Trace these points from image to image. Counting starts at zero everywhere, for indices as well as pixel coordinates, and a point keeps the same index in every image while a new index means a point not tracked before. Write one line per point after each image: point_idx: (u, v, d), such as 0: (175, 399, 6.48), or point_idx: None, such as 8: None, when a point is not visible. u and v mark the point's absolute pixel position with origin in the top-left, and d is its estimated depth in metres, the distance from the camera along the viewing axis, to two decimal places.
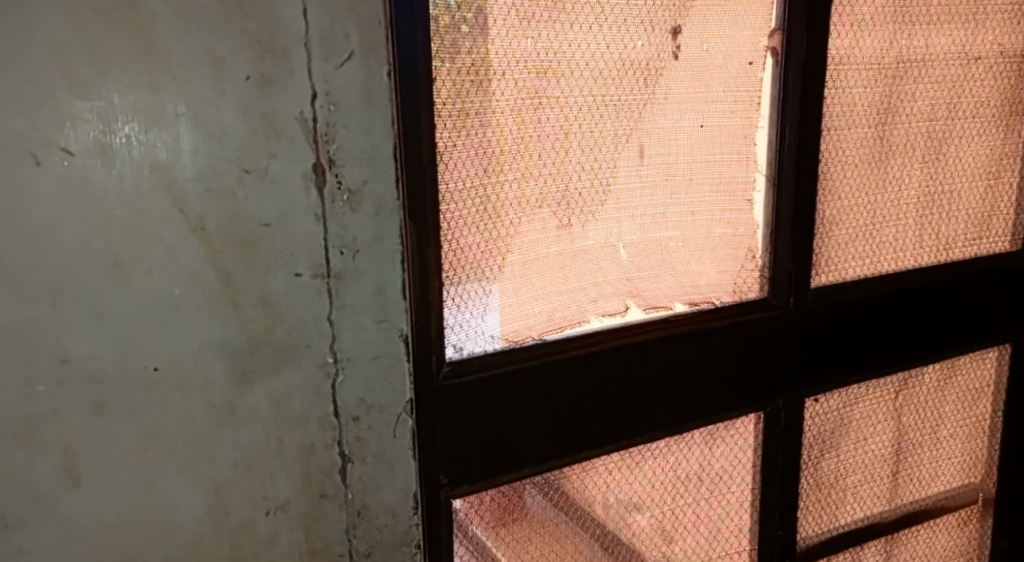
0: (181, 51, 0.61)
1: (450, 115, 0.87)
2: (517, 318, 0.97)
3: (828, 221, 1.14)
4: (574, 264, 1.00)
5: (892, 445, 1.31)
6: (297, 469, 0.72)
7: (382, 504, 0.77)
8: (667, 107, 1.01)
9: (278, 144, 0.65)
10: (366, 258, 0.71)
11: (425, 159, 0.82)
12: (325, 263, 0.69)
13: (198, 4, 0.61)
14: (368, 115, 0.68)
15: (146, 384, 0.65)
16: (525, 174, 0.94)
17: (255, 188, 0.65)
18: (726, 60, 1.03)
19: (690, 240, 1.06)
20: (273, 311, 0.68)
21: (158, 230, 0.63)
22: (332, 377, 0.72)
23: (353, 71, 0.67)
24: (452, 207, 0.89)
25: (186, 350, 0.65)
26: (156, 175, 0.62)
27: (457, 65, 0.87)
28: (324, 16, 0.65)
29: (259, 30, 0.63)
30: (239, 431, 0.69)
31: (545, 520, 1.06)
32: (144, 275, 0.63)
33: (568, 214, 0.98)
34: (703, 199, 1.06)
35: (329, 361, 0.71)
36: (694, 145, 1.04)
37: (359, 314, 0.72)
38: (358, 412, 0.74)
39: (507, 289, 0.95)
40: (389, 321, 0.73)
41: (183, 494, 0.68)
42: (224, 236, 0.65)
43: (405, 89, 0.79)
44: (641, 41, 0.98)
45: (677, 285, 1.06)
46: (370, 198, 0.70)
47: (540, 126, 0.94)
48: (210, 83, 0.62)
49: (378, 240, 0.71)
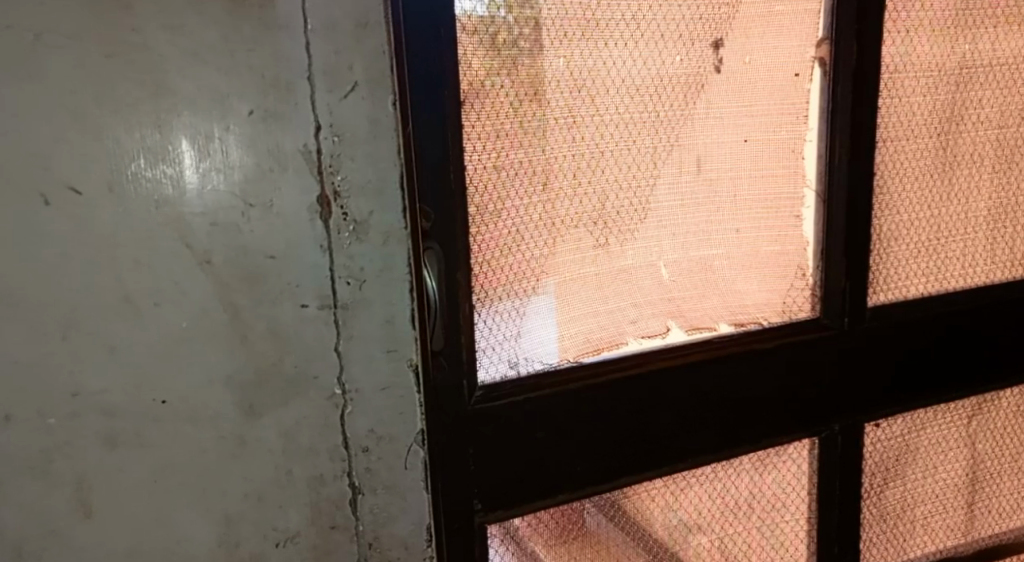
0: (187, 88, 0.62)
1: (480, 136, 0.87)
2: (555, 341, 0.95)
3: (887, 237, 1.08)
4: (613, 284, 0.98)
5: (967, 474, 1.23)
6: (307, 503, 0.72)
7: (395, 537, 0.77)
8: (709, 121, 0.99)
9: (283, 177, 0.66)
10: (375, 289, 0.71)
11: (449, 179, 0.82)
12: (331, 294, 0.69)
13: (205, 42, 0.62)
14: (374, 146, 0.69)
15: (155, 417, 0.66)
16: (557, 195, 0.93)
17: (260, 222, 0.66)
18: (771, 72, 1.00)
19: (734, 258, 1.03)
20: (281, 342, 0.68)
21: (167, 265, 0.64)
22: (341, 408, 0.72)
23: (358, 102, 0.67)
24: (485, 229, 0.89)
25: (194, 382, 0.67)
26: (163, 210, 0.63)
27: (487, 85, 0.87)
28: (329, 49, 0.66)
29: (263, 65, 0.64)
30: (248, 463, 0.70)
31: (603, 539, 1.04)
32: (153, 309, 0.65)
33: (604, 233, 0.96)
34: (749, 216, 1.03)
35: (338, 393, 0.71)
36: (739, 160, 1.01)
37: (368, 345, 0.72)
38: (368, 443, 0.74)
39: (543, 310, 0.94)
40: (399, 351, 0.73)
41: (193, 526, 0.69)
42: (231, 270, 0.66)
43: (430, 112, 0.80)
44: (680, 57, 0.96)
45: (721, 305, 1.03)
46: (376, 228, 0.70)
47: (573, 144, 0.93)
48: (213, 119, 0.63)
49: (386, 271, 0.71)
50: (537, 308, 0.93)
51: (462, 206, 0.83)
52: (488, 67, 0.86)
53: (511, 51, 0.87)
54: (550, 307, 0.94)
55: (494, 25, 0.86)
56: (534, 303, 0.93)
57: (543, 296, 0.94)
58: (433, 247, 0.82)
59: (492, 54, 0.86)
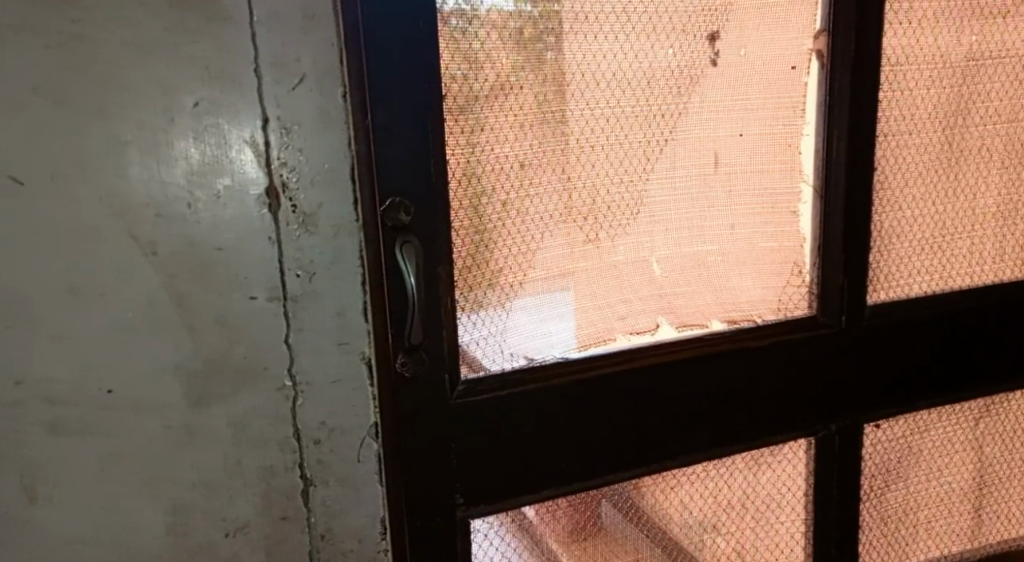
0: (131, 84, 0.67)
1: (464, 129, 0.87)
2: (546, 337, 0.95)
3: (889, 234, 1.06)
4: (603, 280, 0.97)
5: (974, 478, 1.21)
6: (257, 493, 0.78)
7: (348, 530, 0.82)
8: (702, 115, 0.97)
9: (230, 170, 0.71)
10: (324, 280, 0.76)
11: (429, 170, 0.81)
12: (281, 286, 0.74)
13: (148, 37, 0.67)
14: (323, 137, 0.73)
15: (101, 404, 0.72)
16: (545, 189, 0.92)
17: (207, 212, 0.71)
18: (767, 65, 0.98)
19: (728, 254, 1.01)
20: (230, 331, 0.74)
21: (114, 256, 0.69)
22: (291, 400, 0.77)
23: (305, 94, 0.72)
24: (469, 224, 0.89)
25: (141, 371, 0.72)
26: (110, 200, 0.68)
27: (471, 78, 0.86)
28: (276, 42, 0.70)
29: (208, 59, 0.69)
30: (196, 451, 0.75)
31: (620, 533, 1.03)
32: (99, 298, 0.70)
33: (594, 228, 0.95)
34: (744, 211, 1.01)
35: (288, 385, 0.76)
36: (734, 154, 1.00)
37: (318, 336, 0.77)
38: (319, 434, 0.79)
39: (530, 306, 0.94)
40: (350, 343, 0.78)
41: (141, 514, 0.75)
42: (177, 261, 0.71)
43: (410, 104, 0.78)
44: (673, 50, 0.94)
45: (715, 301, 1.01)
46: (326, 221, 0.74)
47: (560, 139, 0.92)
48: (159, 113, 0.68)
49: (335, 263, 0.76)
50: (524, 304, 0.93)
51: (442, 200, 0.82)
52: (515, 62, 0.88)
53: (497, 43, 0.87)
54: (539, 303, 0.94)
55: (521, 19, 0.87)
56: (520, 299, 0.93)
57: (531, 291, 0.93)
58: (411, 241, 0.80)
59: (518, 49, 0.88)
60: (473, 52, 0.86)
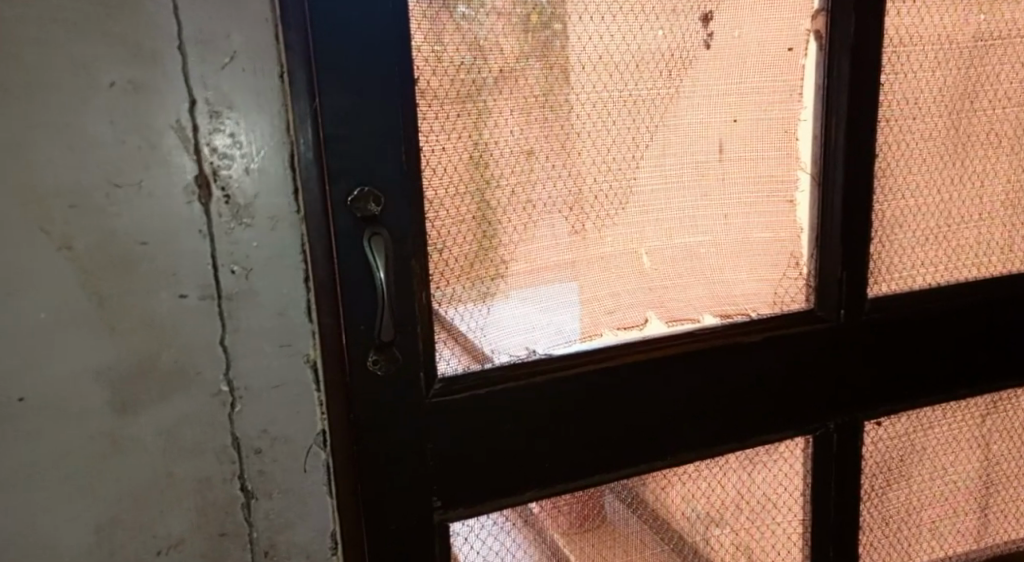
0: (38, 63, 0.64)
1: (438, 115, 0.82)
2: (541, 332, 0.91)
3: (891, 222, 1.01)
4: (589, 273, 0.92)
5: (980, 477, 1.16)
6: (192, 508, 0.75)
7: (294, 544, 0.80)
8: (694, 100, 0.93)
9: (154, 156, 0.68)
10: (261, 276, 0.73)
11: (402, 157, 0.77)
12: (214, 284, 0.72)
13: (56, 9, 0.64)
14: (258, 118, 0.71)
15: (10, 415, 0.68)
16: (527, 176, 0.88)
17: (129, 202, 0.68)
18: (761, 47, 0.93)
19: (721, 246, 0.97)
20: (158, 332, 0.71)
21: (25, 251, 0.66)
22: (229, 406, 0.75)
23: (236, 72, 0.69)
24: (446, 215, 0.84)
25: (61, 375, 0.69)
26: (20, 188, 0.65)
27: (445, 61, 0.82)
28: (202, 18, 0.67)
29: (126, 34, 0.66)
30: (124, 462, 0.72)
31: (620, 525, 0.99)
32: (8, 297, 0.67)
33: (580, 218, 0.91)
34: (737, 200, 0.97)
35: (224, 390, 0.74)
36: (727, 140, 0.95)
37: (257, 338, 0.74)
38: (260, 444, 0.76)
39: (513, 305, 0.89)
40: (292, 345, 0.76)
41: (64, 528, 0.72)
42: (96, 256, 0.68)
43: (378, 88, 0.74)
44: (663, 31, 0.90)
45: (707, 295, 0.97)
46: (264, 212, 0.72)
47: (542, 124, 0.87)
48: (73, 94, 0.65)
49: (274, 258, 0.73)
50: (515, 299, 0.89)
51: (415, 189, 0.78)
52: (521, 51, 0.85)
53: (472, 24, 0.82)
54: (531, 298, 0.90)
55: (528, 6, 0.84)
56: (512, 293, 0.89)
57: (519, 285, 0.89)
58: (383, 232, 0.77)
59: (525, 36, 0.84)
60: (462, 34, 0.82)
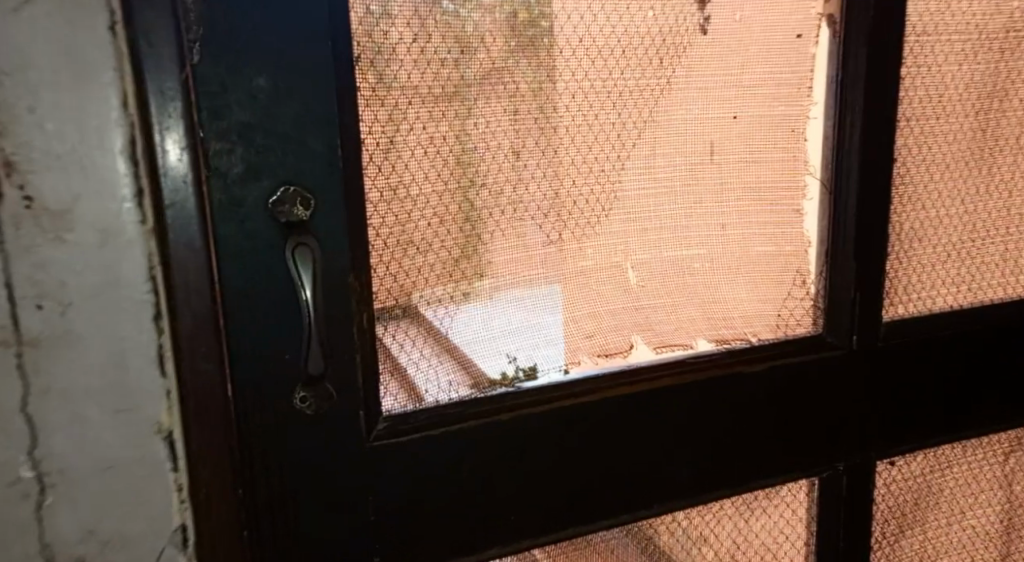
0: None
1: (386, 102, 0.69)
2: (524, 343, 0.79)
3: (910, 235, 0.88)
4: (567, 291, 0.80)
5: (1002, 521, 1.03)
6: None
7: None
8: (688, 92, 0.81)
9: None
10: (83, 322, 0.60)
11: (339, 153, 0.64)
12: (13, 322, 0.58)
13: None
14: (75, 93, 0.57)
15: None
16: (493, 175, 0.74)
17: None
18: (765, 33, 0.81)
19: (719, 261, 0.85)
20: None
21: None
22: (38, 496, 0.61)
23: (42, 20, 0.55)
24: (395, 223, 0.71)
25: None
26: None
27: (394, 39, 0.69)
28: None
29: None
30: None
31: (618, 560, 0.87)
32: None
33: (556, 227, 0.79)
34: (736, 209, 0.84)
35: (29, 475, 0.60)
36: (725, 140, 0.83)
37: (79, 401, 0.61)
38: (85, 546, 0.63)
39: (483, 317, 0.77)
40: (128, 410, 0.62)
41: None
42: None
43: (304, 67, 0.62)
44: (653, 12, 0.77)
45: (701, 317, 0.85)
46: (85, 221, 0.58)
47: (512, 117, 0.74)
48: None
49: (99, 293, 0.60)
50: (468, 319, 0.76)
51: (354, 191, 0.66)
52: (510, 49, 0.73)
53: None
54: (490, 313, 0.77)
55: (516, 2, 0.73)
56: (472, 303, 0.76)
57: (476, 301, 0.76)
58: (315, 241, 0.64)
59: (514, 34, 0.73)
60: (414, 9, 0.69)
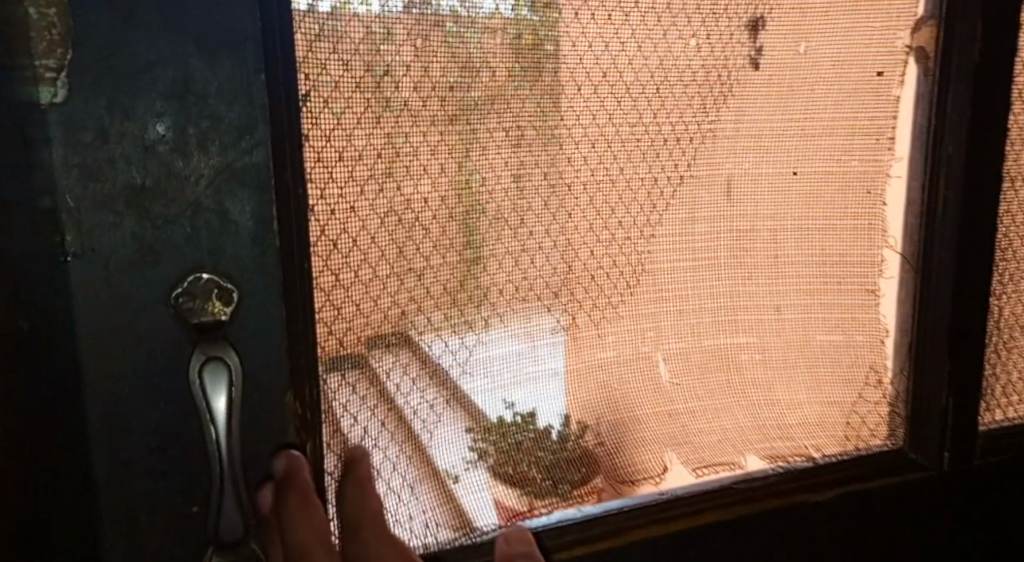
0: None
1: (345, 154, 0.52)
2: (522, 389, 0.63)
3: (1012, 322, 0.71)
4: (582, 385, 0.65)
5: None
6: None
7: None
8: (737, 141, 0.64)
9: None
10: None
11: (273, 234, 0.48)
12: None
13: None
14: None
15: None
16: (489, 241, 0.59)
17: None
18: (836, 68, 0.64)
19: (772, 348, 0.68)
20: None
21: None
22: None
23: None
24: (354, 309, 0.55)
25: None
26: None
27: (358, 68, 0.51)
28: None
29: None
30: None
31: None
32: None
33: (569, 308, 0.63)
34: (796, 288, 0.67)
35: None
36: (783, 203, 0.66)
37: None
38: None
39: (490, 362, 0.61)
40: None
41: None
42: None
43: (227, 110, 0.45)
44: (697, 40, 0.61)
45: (749, 421, 0.69)
46: None
47: (515, 172, 0.59)
48: None
49: None
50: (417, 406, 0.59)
51: (293, 286, 0.49)
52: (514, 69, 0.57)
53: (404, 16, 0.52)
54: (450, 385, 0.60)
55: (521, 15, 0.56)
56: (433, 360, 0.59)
57: (429, 389, 0.59)
58: (236, 355, 0.47)
59: (519, 56, 0.57)
60: (386, 31, 0.52)
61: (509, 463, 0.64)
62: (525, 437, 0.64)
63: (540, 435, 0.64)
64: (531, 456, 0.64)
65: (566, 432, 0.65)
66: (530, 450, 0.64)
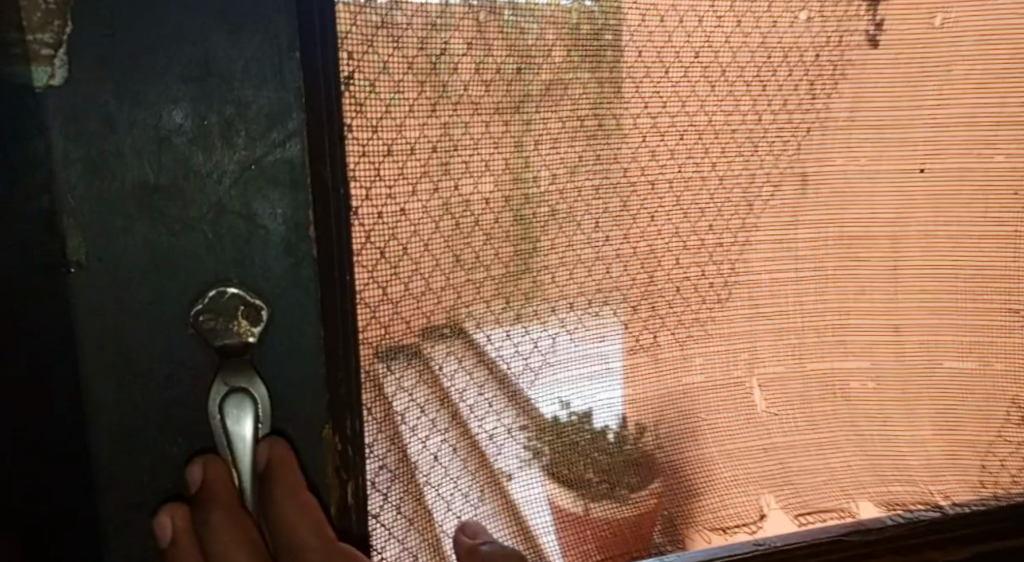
0: None
1: (393, 149, 0.45)
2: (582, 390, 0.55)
3: None
4: (661, 404, 0.57)
5: None
6: None
7: None
8: (852, 133, 0.55)
9: None
10: None
11: (308, 239, 0.41)
12: None
13: None
14: None
15: None
16: (558, 251, 0.52)
17: None
18: (972, 46, 0.54)
19: (886, 374, 0.60)
20: None
21: None
22: None
23: None
24: (402, 325, 0.48)
25: None
26: None
27: (411, 50, 0.44)
28: None
29: None
30: None
31: None
32: None
33: (651, 326, 0.56)
34: (918, 306, 0.59)
35: None
36: (904, 202, 0.56)
37: None
38: None
39: (551, 356, 0.53)
40: None
41: None
42: None
43: (253, 99, 0.38)
44: (806, 14, 0.52)
45: (855, 453, 0.62)
46: None
47: (590, 168, 0.51)
48: None
49: None
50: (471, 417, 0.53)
51: (332, 302, 0.42)
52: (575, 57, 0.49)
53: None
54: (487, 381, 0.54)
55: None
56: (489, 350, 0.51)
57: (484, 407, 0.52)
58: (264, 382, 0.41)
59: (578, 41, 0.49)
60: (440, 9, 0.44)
61: (564, 462, 0.56)
62: (581, 438, 0.56)
63: (597, 436, 0.56)
64: (588, 457, 0.57)
65: (623, 434, 0.57)
66: (585, 451, 0.57)
